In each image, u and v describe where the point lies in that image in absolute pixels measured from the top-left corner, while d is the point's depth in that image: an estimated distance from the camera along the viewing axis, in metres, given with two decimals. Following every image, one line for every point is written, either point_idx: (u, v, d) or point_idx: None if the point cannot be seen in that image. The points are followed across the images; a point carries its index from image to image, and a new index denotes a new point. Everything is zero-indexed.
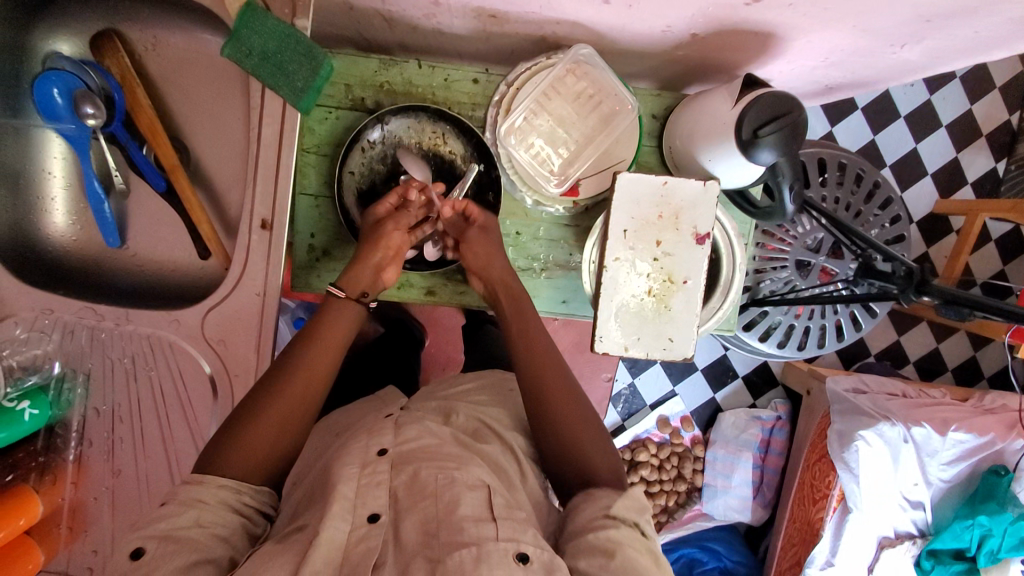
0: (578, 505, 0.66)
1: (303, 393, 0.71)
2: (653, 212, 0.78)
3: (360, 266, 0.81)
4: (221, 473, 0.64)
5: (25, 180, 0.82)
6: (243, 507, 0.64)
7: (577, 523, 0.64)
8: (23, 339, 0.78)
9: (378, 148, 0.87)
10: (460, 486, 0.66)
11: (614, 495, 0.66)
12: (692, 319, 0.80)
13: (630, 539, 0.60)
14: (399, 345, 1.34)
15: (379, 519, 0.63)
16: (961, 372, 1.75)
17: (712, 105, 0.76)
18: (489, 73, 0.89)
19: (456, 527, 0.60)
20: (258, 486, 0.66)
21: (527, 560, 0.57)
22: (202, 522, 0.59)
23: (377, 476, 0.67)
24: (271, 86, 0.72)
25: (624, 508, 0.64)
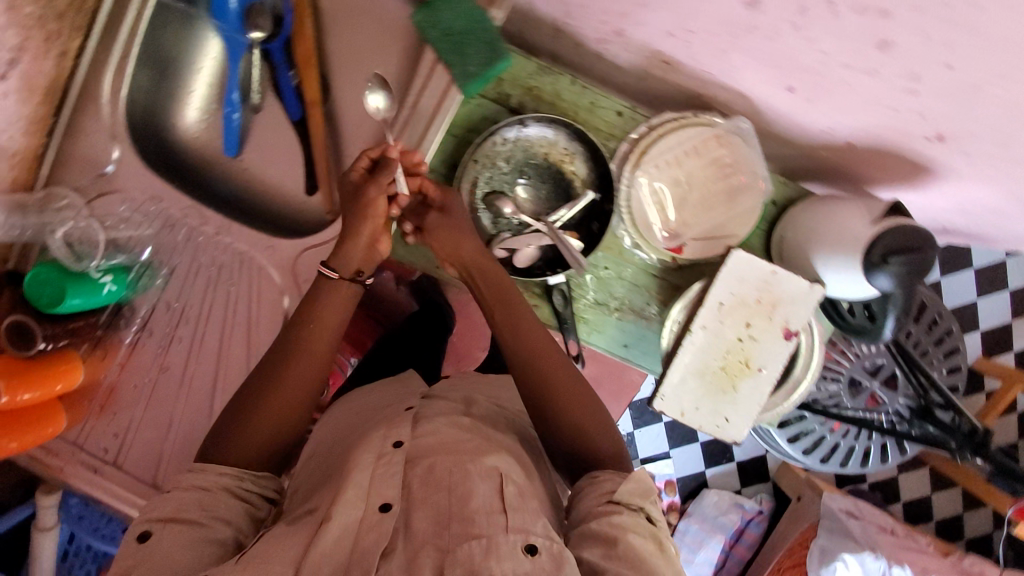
0: (582, 491, 0.69)
1: (302, 382, 0.71)
2: (752, 294, 0.79)
3: (350, 244, 0.74)
4: (224, 461, 0.66)
5: (174, 69, 0.84)
6: (244, 492, 0.66)
7: (583, 509, 0.66)
8: (125, 217, 0.79)
9: (508, 146, 0.88)
10: (474, 478, 0.65)
11: (619, 481, 0.68)
12: (754, 407, 0.81)
13: (637, 526, 0.62)
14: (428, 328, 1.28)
15: (390, 509, 0.64)
16: (944, 527, 1.74)
17: (845, 215, 0.77)
18: (634, 110, 0.90)
19: (468, 518, 0.61)
20: (259, 470, 0.68)
21: (536, 551, 0.59)
22: (204, 505, 0.62)
23: (391, 466, 0.68)
24: (446, 62, 0.73)
25: (627, 492, 0.66)
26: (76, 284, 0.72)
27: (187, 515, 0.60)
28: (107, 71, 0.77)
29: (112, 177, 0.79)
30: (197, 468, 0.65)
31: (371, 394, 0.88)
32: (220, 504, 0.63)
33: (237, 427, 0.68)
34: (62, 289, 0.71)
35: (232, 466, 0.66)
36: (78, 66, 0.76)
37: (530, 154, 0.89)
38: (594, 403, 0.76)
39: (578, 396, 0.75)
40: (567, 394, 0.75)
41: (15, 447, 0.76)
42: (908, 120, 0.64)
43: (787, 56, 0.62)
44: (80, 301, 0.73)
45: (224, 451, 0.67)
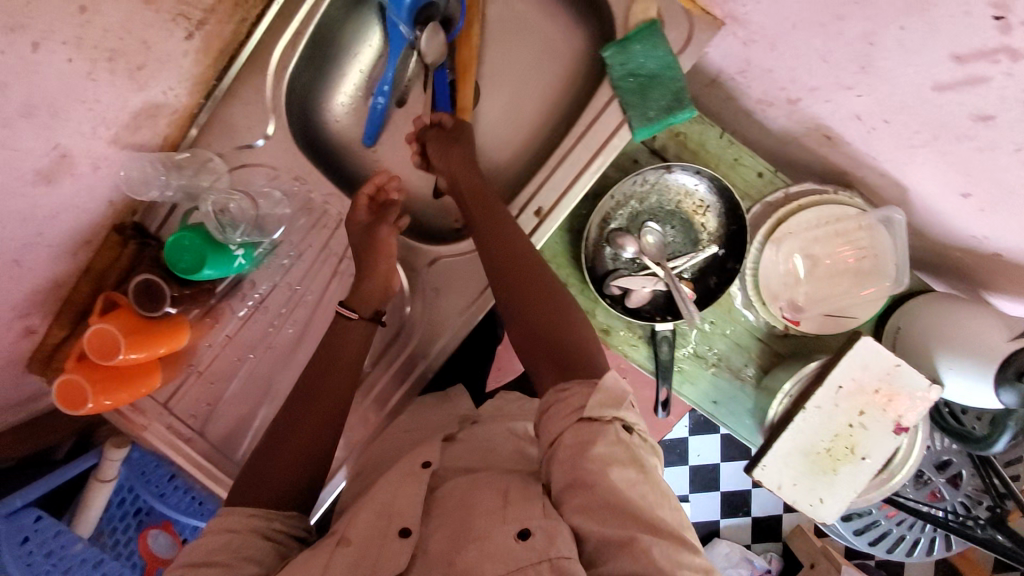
0: (550, 411, 0.61)
1: (325, 409, 0.71)
2: (872, 384, 0.79)
3: (370, 281, 0.76)
4: (254, 503, 0.64)
5: (335, 53, 0.82)
6: (273, 533, 0.63)
7: (553, 433, 0.60)
8: (264, 191, 0.78)
9: (644, 187, 0.88)
10: (482, 490, 0.62)
11: (586, 393, 0.60)
12: (850, 493, 0.81)
13: (617, 449, 0.55)
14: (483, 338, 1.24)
15: (409, 534, 0.61)
16: None
17: (979, 322, 0.78)
18: (775, 173, 0.90)
19: (470, 525, 0.58)
20: (289, 508, 0.66)
21: (530, 534, 0.54)
22: (231, 546, 0.59)
23: (416, 484, 0.66)
24: (624, 101, 0.73)
25: (595, 407, 0.58)
26: (215, 255, 0.72)
27: (218, 558, 0.57)
28: (278, 45, 0.75)
29: (259, 150, 0.78)
30: (224, 511, 0.63)
31: (430, 412, 0.85)
32: (247, 545, 0.60)
33: (266, 459, 0.68)
34: (201, 258, 0.71)
35: (263, 507, 0.64)
36: (252, 34, 0.74)
37: (663, 199, 0.89)
38: (571, 314, 0.71)
39: (540, 291, 0.71)
40: (549, 313, 0.70)
41: (109, 404, 0.75)
42: None
43: (987, 169, 0.62)
44: (212, 271, 0.73)
45: (251, 490, 0.65)
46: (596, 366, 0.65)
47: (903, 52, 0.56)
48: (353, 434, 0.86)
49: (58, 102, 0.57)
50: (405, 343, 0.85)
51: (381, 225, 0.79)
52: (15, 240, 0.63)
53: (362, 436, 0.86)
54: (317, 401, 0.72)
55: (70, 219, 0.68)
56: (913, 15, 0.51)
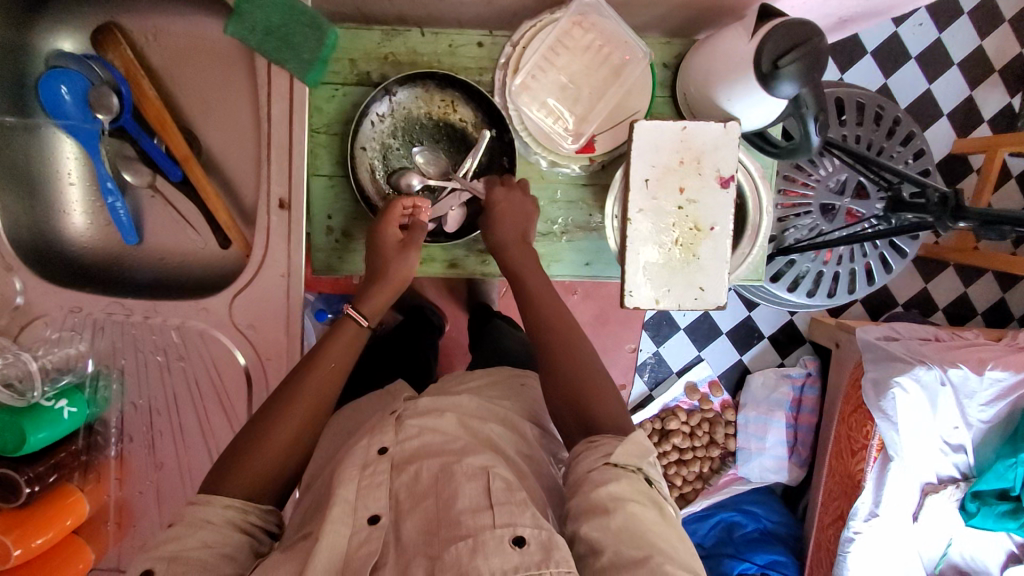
0: (580, 455, 0.68)
1: (304, 419, 0.72)
2: (674, 158, 0.76)
3: (377, 289, 0.80)
4: (232, 493, 0.66)
5: (43, 183, 0.83)
6: (250, 526, 0.66)
7: (578, 471, 0.65)
8: (55, 338, 0.78)
9: (387, 121, 0.86)
10: (458, 477, 0.66)
11: (614, 443, 0.67)
12: (723, 266, 0.78)
13: (636, 491, 0.61)
14: (417, 331, 1.35)
15: (378, 522, 0.65)
16: (991, 315, 1.70)
17: (727, 42, 0.74)
18: (493, 34, 0.87)
19: (455, 521, 0.62)
20: (265, 504, 0.69)
21: (525, 542, 0.59)
22: (210, 543, 0.60)
23: (376, 475, 0.68)
24: (278, 60, 0.72)
25: (623, 454, 0.65)
26: (33, 420, 0.72)
27: (194, 552, 0.59)
28: None
29: (27, 307, 0.77)
30: (203, 500, 0.65)
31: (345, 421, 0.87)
32: (224, 538, 0.62)
33: (234, 465, 0.68)
34: (21, 429, 0.72)
35: (241, 499, 0.66)
36: None
37: (412, 120, 0.87)
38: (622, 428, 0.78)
39: (570, 355, 0.78)
40: (588, 374, 0.77)
41: None
42: None
43: None
44: (45, 433, 0.74)
45: (222, 482, 0.67)
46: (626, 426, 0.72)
47: None
48: None
49: None
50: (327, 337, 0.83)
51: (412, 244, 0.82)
52: None
53: None
54: (301, 407, 0.72)
55: None
56: None
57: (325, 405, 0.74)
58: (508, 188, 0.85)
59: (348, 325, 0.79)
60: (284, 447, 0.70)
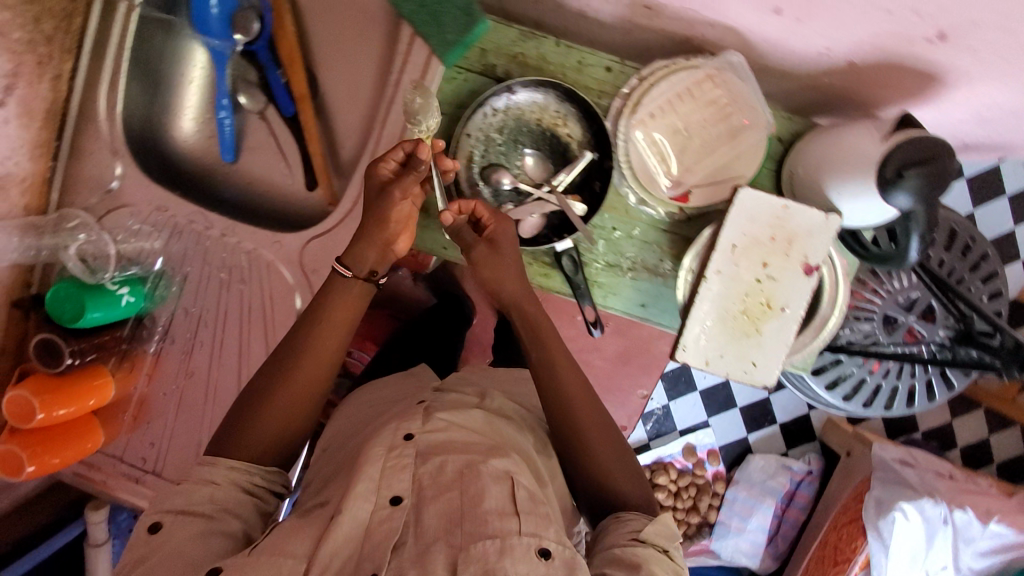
0: (608, 529, 0.68)
1: (316, 379, 0.73)
2: (766, 233, 0.77)
3: (369, 245, 0.74)
4: (233, 454, 0.68)
5: (166, 84, 0.86)
6: (255, 487, 0.67)
7: (602, 544, 0.66)
8: (135, 230, 0.81)
9: (498, 116, 0.88)
10: (485, 478, 0.67)
11: (643, 521, 0.67)
12: (782, 348, 0.78)
13: (664, 565, 0.62)
14: (450, 322, 1.35)
15: (400, 503, 0.66)
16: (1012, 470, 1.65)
17: (855, 138, 0.74)
18: (623, 63, 0.88)
19: (481, 519, 0.63)
20: (270, 465, 0.71)
21: (548, 556, 0.61)
22: (214, 498, 0.63)
23: (402, 459, 0.69)
24: (422, 34, 0.73)
25: (652, 532, 0.65)
26: (94, 297, 0.74)
27: (199, 507, 0.62)
28: (102, 89, 0.79)
29: (118, 193, 0.81)
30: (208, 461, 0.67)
31: (376, 402, 0.89)
32: (228, 496, 0.64)
33: (241, 427, 0.70)
34: (81, 305, 0.74)
35: (240, 461, 0.68)
36: (73, 90, 0.78)
37: (523, 122, 0.89)
38: (613, 441, 0.77)
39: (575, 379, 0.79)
40: (578, 394, 0.78)
41: (57, 463, 0.80)
42: (905, 22, 0.60)
43: None
44: (100, 314, 0.76)
45: (236, 445, 0.69)
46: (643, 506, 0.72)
47: None
48: None
49: None
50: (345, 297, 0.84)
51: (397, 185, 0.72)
52: None
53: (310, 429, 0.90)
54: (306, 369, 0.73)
55: None
56: None
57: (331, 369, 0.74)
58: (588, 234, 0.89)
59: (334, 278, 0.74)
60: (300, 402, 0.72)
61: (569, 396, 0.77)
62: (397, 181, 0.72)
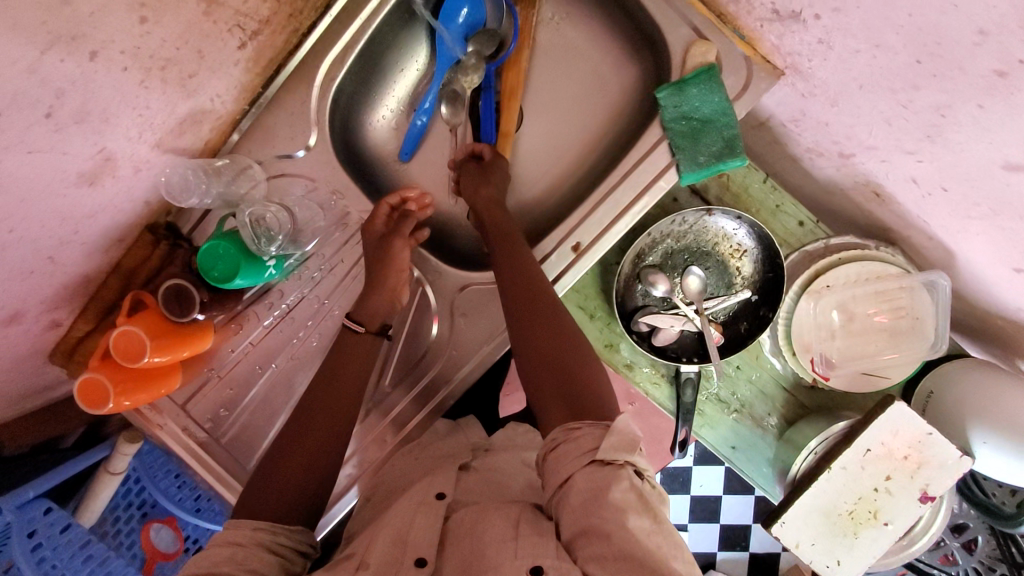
0: (562, 448, 0.60)
1: (331, 419, 0.72)
2: (901, 450, 0.77)
3: (377, 295, 0.76)
4: (259, 516, 0.64)
5: (381, 66, 0.81)
6: (278, 547, 0.62)
7: (562, 473, 0.58)
8: (301, 202, 0.77)
9: (683, 226, 0.86)
10: (492, 519, 0.62)
11: (598, 433, 0.59)
12: (869, 558, 0.79)
13: (632, 498, 0.54)
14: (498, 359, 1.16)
15: (425, 566, 0.60)
16: None
17: (1022, 401, 0.75)
18: (817, 224, 0.88)
19: (482, 555, 0.58)
20: (295, 525, 0.65)
21: (542, 573, 0.54)
22: (240, 560, 0.58)
23: (429, 513, 0.66)
24: (674, 144, 0.72)
25: (609, 449, 0.56)
26: (248, 265, 0.71)
27: (223, 570, 0.56)
28: (329, 55, 0.74)
29: (297, 161, 0.77)
30: (234, 524, 0.62)
31: (438, 440, 0.81)
32: (253, 557, 0.59)
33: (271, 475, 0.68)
34: (235, 268, 0.70)
35: (267, 521, 0.63)
36: (302, 46, 0.74)
37: (701, 240, 0.88)
38: (569, 328, 0.71)
39: (543, 305, 0.71)
40: (543, 301, 0.71)
41: (129, 405, 0.75)
42: None
43: None
44: (243, 281, 0.72)
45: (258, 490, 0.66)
46: (606, 409, 0.64)
47: (976, 130, 0.53)
48: (368, 453, 0.83)
49: (108, 108, 0.56)
50: (428, 367, 0.84)
51: (397, 237, 0.78)
52: (52, 238, 0.62)
53: (377, 455, 0.83)
54: (343, 399, 0.73)
55: (106, 218, 0.68)
56: (994, 94, 0.48)
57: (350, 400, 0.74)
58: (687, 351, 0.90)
59: (346, 333, 0.76)
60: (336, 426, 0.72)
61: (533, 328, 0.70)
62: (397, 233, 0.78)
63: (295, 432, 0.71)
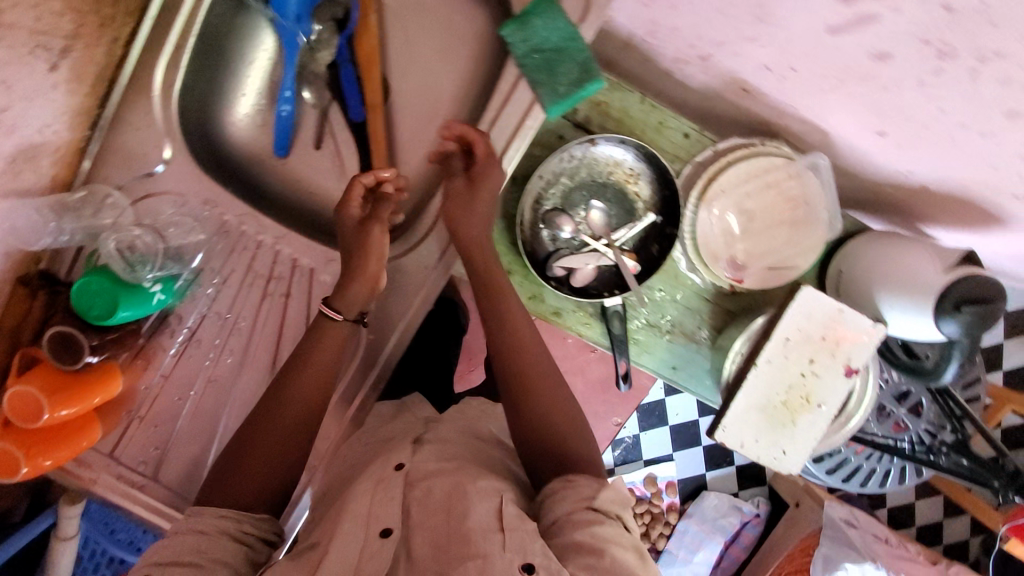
0: (556, 490, 0.64)
1: (299, 412, 0.70)
2: (818, 332, 0.80)
3: (357, 284, 0.71)
4: (221, 503, 0.63)
5: (226, 62, 0.78)
6: (243, 535, 0.62)
7: (556, 513, 0.62)
8: (173, 220, 0.74)
9: (573, 162, 0.86)
10: (472, 495, 0.62)
11: (595, 484, 0.64)
12: (811, 441, 0.81)
13: (621, 538, 0.59)
14: (444, 337, 1.19)
15: (390, 535, 0.62)
16: (951, 548, 1.72)
17: (914, 258, 0.78)
18: (701, 132, 0.89)
19: (465, 538, 0.58)
20: (258, 511, 0.66)
21: (533, 571, 0.55)
22: (202, 548, 0.58)
23: (389, 491, 0.66)
24: (532, 80, 0.70)
25: (606, 498, 0.62)
26: (127, 297, 0.68)
27: (188, 559, 0.57)
28: (160, 60, 0.71)
29: (160, 177, 0.74)
30: (194, 512, 0.62)
31: (386, 423, 0.81)
32: (216, 546, 0.59)
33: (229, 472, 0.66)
34: (115, 301, 0.67)
35: (230, 509, 0.63)
36: (129, 57, 0.70)
37: (595, 172, 0.87)
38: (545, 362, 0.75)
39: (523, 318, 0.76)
40: (529, 330, 0.76)
41: (49, 464, 0.73)
42: (1007, 180, 0.63)
43: (894, 104, 0.60)
44: (130, 313, 0.69)
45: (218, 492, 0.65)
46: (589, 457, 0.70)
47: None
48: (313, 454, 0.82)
49: None
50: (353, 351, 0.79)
51: (373, 221, 0.74)
52: None
53: (323, 455, 0.82)
54: (302, 396, 0.70)
55: None
56: None
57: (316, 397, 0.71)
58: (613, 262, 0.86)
59: (321, 321, 0.72)
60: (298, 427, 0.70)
61: (523, 352, 0.75)
62: (374, 216, 0.74)
63: (258, 429, 0.68)
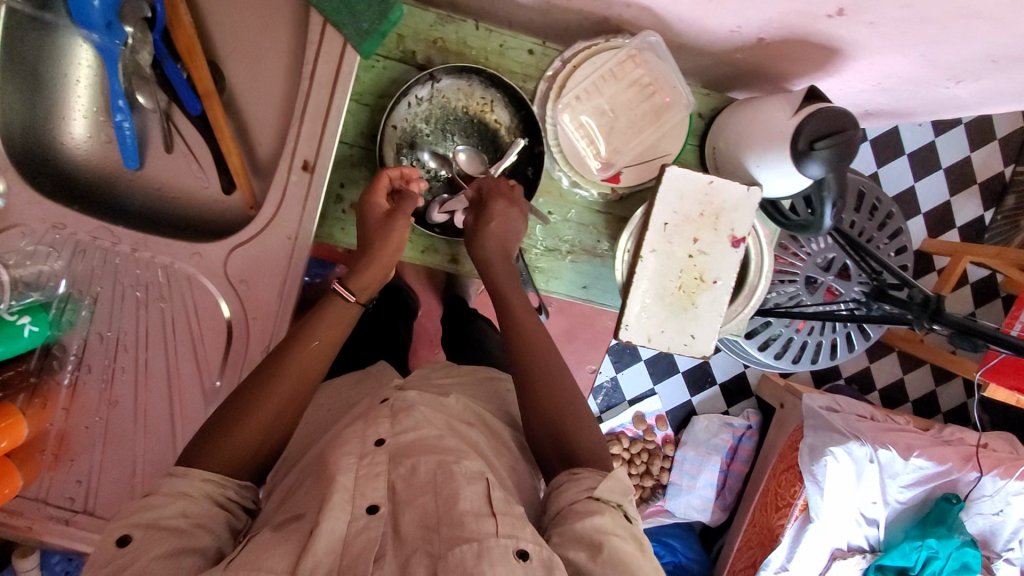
0: (562, 487, 0.62)
1: (298, 386, 0.67)
2: (695, 209, 0.79)
3: (372, 267, 0.75)
4: (210, 466, 0.60)
5: (49, 86, 0.79)
6: (228, 501, 0.60)
7: (561, 505, 0.60)
8: (30, 252, 0.74)
9: (424, 105, 0.85)
10: (460, 480, 0.59)
11: (598, 477, 0.62)
12: (716, 319, 0.81)
13: (619, 526, 0.57)
14: (392, 317, 1.23)
15: (377, 511, 0.57)
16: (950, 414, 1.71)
17: (769, 112, 0.77)
18: (546, 46, 0.89)
19: (457, 522, 0.55)
20: (242, 480, 0.63)
21: (527, 556, 0.52)
22: (187, 513, 0.55)
23: (375, 467, 0.61)
24: (336, 23, 0.72)
25: (607, 488, 0.60)
26: None
27: (172, 522, 0.53)
28: None
29: (5, 211, 0.73)
30: (179, 472, 0.59)
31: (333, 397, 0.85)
32: (204, 512, 0.57)
33: (216, 437, 0.62)
34: None
35: (218, 473, 0.60)
36: None
37: (449, 110, 0.87)
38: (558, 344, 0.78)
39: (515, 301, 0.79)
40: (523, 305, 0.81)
41: None
42: None
43: None
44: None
45: (203, 454, 0.61)
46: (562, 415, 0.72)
47: None
48: None
49: None
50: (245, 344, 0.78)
51: (399, 213, 0.77)
52: None
53: None
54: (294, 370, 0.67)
55: None
56: None
57: (314, 376, 0.69)
58: (506, 203, 0.81)
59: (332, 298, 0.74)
60: (287, 404, 0.66)
61: (525, 338, 0.78)
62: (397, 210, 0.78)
63: (250, 401, 0.65)
